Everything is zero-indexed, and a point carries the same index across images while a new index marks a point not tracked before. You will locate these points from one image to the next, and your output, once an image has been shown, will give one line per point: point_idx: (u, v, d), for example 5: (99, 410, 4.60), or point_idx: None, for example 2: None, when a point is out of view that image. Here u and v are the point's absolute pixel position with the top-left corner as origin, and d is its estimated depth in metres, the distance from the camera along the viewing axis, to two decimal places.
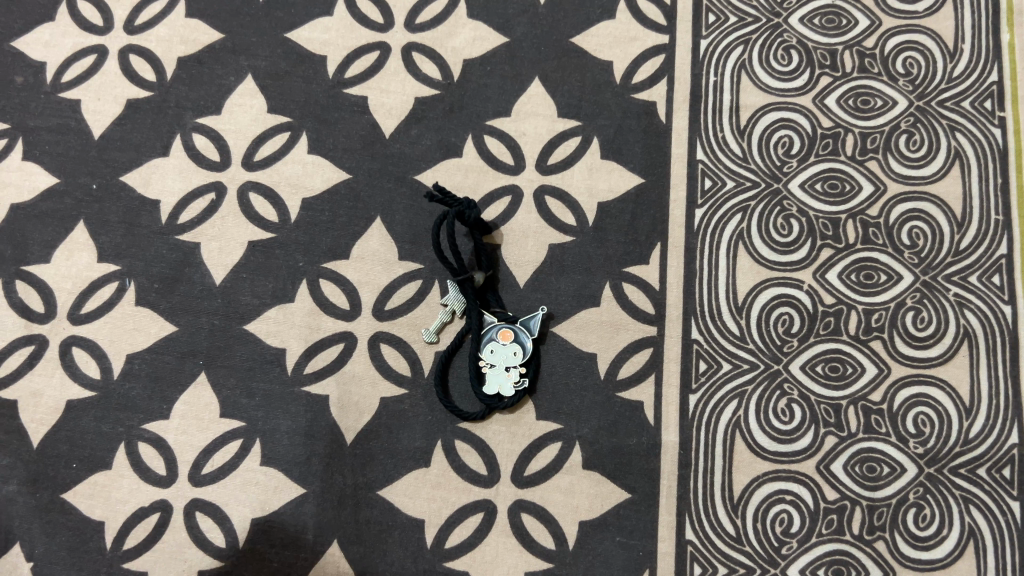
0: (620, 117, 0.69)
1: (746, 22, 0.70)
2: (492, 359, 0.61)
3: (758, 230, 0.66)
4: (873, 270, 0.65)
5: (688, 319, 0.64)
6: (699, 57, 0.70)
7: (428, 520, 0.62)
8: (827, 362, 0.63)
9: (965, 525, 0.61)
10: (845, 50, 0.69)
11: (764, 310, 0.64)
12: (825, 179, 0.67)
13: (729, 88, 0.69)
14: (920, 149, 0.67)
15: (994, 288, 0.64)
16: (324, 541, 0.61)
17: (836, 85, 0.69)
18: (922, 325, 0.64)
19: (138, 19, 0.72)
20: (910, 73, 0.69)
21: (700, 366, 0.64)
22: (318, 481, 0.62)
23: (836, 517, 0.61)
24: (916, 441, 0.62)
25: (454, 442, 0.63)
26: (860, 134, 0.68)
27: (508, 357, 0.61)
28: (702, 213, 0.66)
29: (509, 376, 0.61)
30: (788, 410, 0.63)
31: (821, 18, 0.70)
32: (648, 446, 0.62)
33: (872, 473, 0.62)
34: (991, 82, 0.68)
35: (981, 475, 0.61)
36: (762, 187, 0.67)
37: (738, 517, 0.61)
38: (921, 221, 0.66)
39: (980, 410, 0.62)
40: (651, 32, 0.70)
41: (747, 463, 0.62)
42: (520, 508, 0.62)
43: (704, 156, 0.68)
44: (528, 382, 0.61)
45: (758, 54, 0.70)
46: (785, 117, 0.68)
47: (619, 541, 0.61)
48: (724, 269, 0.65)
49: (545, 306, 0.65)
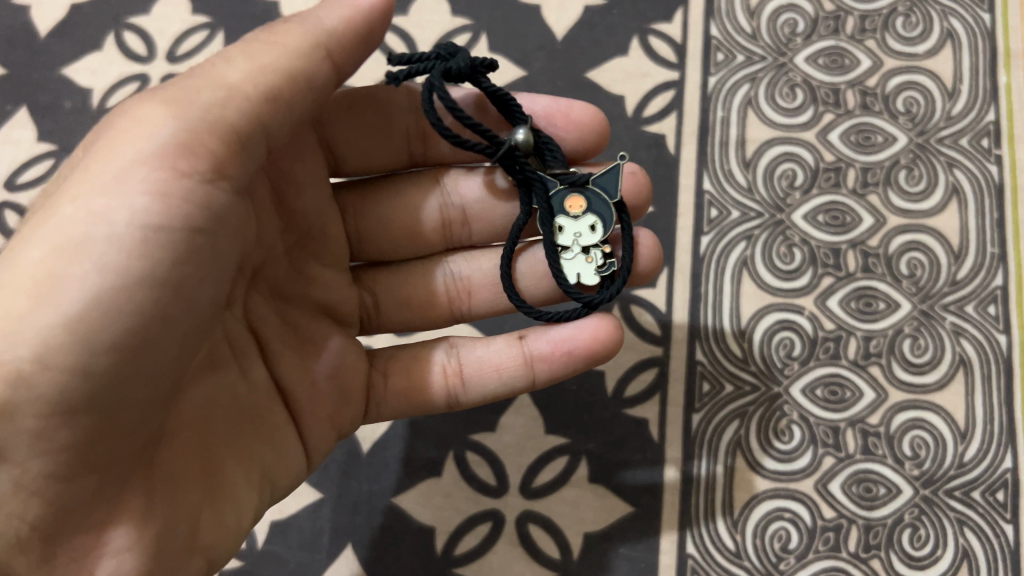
0: (632, 147, 0.72)
1: (753, 60, 0.74)
2: (568, 242, 0.52)
3: (762, 258, 0.69)
4: (873, 298, 0.68)
5: (693, 341, 0.67)
6: (708, 93, 0.73)
7: (438, 528, 0.64)
8: (827, 386, 0.66)
9: (960, 546, 0.62)
10: (848, 89, 0.73)
11: (766, 334, 0.67)
12: (827, 211, 0.70)
13: (736, 122, 0.72)
14: (920, 183, 0.70)
15: (990, 317, 0.67)
16: (340, 543, 0.64)
17: (839, 122, 0.72)
18: (919, 352, 0.66)
19: (179, 50, 0.77)
20: (910, 112, 0.72)
21: (704, 387, 0.66)
22: (335, 486, 0.65)
23: (833, 534, 0.63)
24: (913, 463, 0.64)
25: (465, 453, 0.66)
26: (861, 168, 0.71)
27: (592, 221, 0.52)
28: (708, 240, 0.69)
29: (591, 262, 0.52)
30: (788, 430, 0.65)
31: (826, 58, 0.74)
32: (653, 461, 0.65)
33: (869, 493, 0.63)
34: (988, 121, 0.71)
35: (975, 498, 0.63)
36: (766, 217, 0.70)
37: (738, 533, 0.63)
38: (920, 252, 0.68)
39: (975, 435, 0.64)
40: (662, 68, 0.75)
41: (748, 480, 0.64)
42: (528, 518, 0.64)
43: (711, 186, 0.71)
44: (616, 267, 0.51)
45: (765, 91, 0.73)
46: (789, 151, 0.71)
47: (623, 552, 0.63)
48: (729, 294, 0.68)
49: (589, 272, 0.52)
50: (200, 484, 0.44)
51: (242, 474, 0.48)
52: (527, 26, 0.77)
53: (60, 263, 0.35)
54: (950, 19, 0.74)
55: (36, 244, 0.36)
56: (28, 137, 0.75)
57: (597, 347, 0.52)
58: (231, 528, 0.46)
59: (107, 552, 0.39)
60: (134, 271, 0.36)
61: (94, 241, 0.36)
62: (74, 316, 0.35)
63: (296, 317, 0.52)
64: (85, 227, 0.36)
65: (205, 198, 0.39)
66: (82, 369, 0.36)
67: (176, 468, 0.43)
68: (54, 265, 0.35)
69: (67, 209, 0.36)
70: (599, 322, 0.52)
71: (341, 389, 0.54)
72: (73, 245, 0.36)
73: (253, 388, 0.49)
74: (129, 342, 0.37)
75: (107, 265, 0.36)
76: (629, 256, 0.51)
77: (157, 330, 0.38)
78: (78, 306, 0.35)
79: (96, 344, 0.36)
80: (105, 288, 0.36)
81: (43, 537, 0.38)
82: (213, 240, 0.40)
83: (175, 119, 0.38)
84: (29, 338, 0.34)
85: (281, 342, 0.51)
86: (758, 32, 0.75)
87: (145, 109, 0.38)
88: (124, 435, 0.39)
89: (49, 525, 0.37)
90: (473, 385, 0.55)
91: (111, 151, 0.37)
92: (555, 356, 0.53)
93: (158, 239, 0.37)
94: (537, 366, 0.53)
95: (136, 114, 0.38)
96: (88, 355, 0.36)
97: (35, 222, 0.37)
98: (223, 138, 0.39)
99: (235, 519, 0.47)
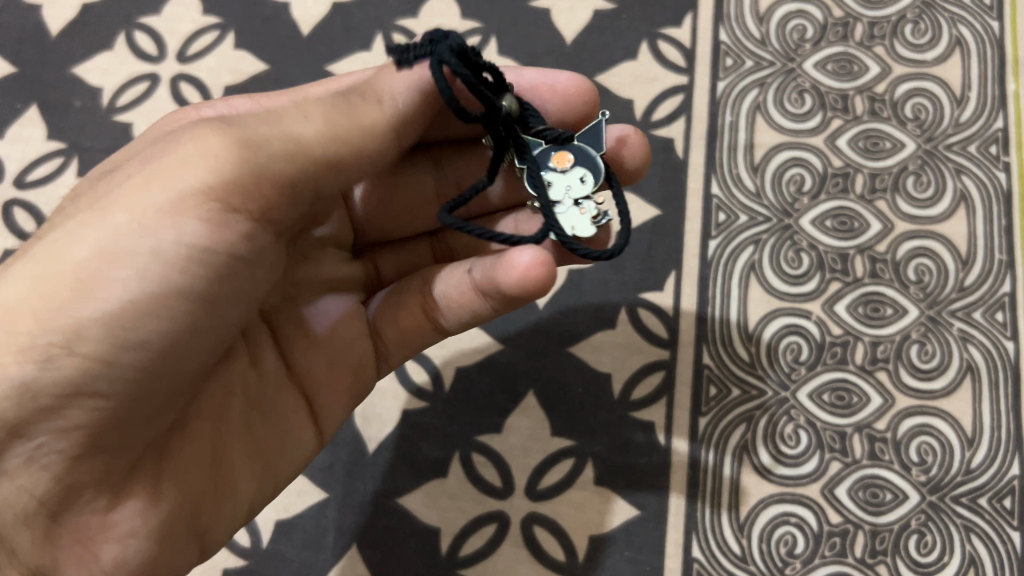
0: None
1: (762, 66, 0.74)
2: (557, 198, 0.46)
3: (770, 262, 0.69)
4: (880, 303, 0.68)
5: (699, 345, 0.67)
6: (716, 98, 0.74)
7: (443, 529, 0.64)
8: (834, 391, 0.66)
9: (966, 552, 0.62)
10: (857, 94, 0.73)
11: (773, 339, 0.67)
12: (835, 216, 0.70)
13: (744, 127, 0.72)
14: (928, 189, 0.70)
15: (998, 324, 0.67)
16: (344, 543, 0.64)
17: (847, 127, 0.72)
18: (927, 358, 0.66)
19: (189, 51, 0.78)
20: (918, 118, 0.72)
21: (711, 391, 0.66)
22: (340, 486, 0.65)
23: (839, 540, 0.63)
24: (920, 469, 0.64)
25: (471, 455, 0.66)
26: (869, 174, 0.71)
27: (582, 172, 0.46)
28: (715, 244, 0.69)
29: (585, 213, 0.46)
30: (795, 435, 0.65)
31: (834, 64, 0.74)
32: (658, 464, 0.65)
33: (876, 499, 0.63)
34: (996, 129, 0.71)
35: (982, 505, 0.63)
36: (774, 222, 0.70)
37: (744, 538, 0.63)
38: (928, 258, 0.68)
39: (982, 441, 0.64)
40: (671, 72, 0.75)
41: (754, 485, 0.64)
42: (533, 520, 0.64)
43: (719, 190, 0.71)
44: (613, 215, 0.46)
45: (774, 96, 0.73)
46: (798, 157, 0.71)
47: (627, 555, 0.63)
48: (736, 298, 0.68)
49: (587, 223, 0.46)
50: (204, 473, 0.46)
51: (247, 465, 0.49)
52: (536, 29, 0.77)
53: (105, 266, 0.37)
54: (959, 26, 0.74)
55: (82, 244, 0.37)
56: (37, 135, 0.76)
57: (518, 287, 0.45)
58: (225, 516, 0.48)
59: (112, 535, 0.41)
60: (171, 283, 0.38)
61: (138, 254, 0.37)
62: (111, 315, 0.37)
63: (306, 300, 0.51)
64: (132, 240, 0.37)
65: (249, 232, 0.40)
66: (107, 360, 0.37)
67: (183, 458, 0.44)
68: (92, 271, 0.37)
69: (121, 216, 0.37)
70: (521, 257, 0.45)
71: (353, 368, 0.54)
72: (117, 250, 0.37)
73: (265, 376, 0.50)
74: (156, 344, 0.38)
75: (146, 275, 0.37)
76: (623, 193, 0.46)
77: (184, 340, 0.40)
78: (115, 309, 0.37)
79: (125, 344, 0.37)
80: (141, 298, 0.37)
81: (49, 513, 0.39)
82: (250, 265, 0.41)
83: (233, 158, 0.38)
84: (65, 328, 0.36)
85: (297, 324, 0.51)
86: (767, 37, 0.75)
87: (208, 143, 0.38)
88: (138, 424, 0.40)
89: (55, 503, 0.38)
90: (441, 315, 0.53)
91: (174, 171, 0.37)
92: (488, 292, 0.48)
93: (202, 261, 0.38)
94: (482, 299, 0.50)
95: (206, 138, 0.38)
96: (115, 351, 0.37)
97: (85, 220, 0.38)
98: (277, 183, 0.39)
99: (233, 507, 0.49)
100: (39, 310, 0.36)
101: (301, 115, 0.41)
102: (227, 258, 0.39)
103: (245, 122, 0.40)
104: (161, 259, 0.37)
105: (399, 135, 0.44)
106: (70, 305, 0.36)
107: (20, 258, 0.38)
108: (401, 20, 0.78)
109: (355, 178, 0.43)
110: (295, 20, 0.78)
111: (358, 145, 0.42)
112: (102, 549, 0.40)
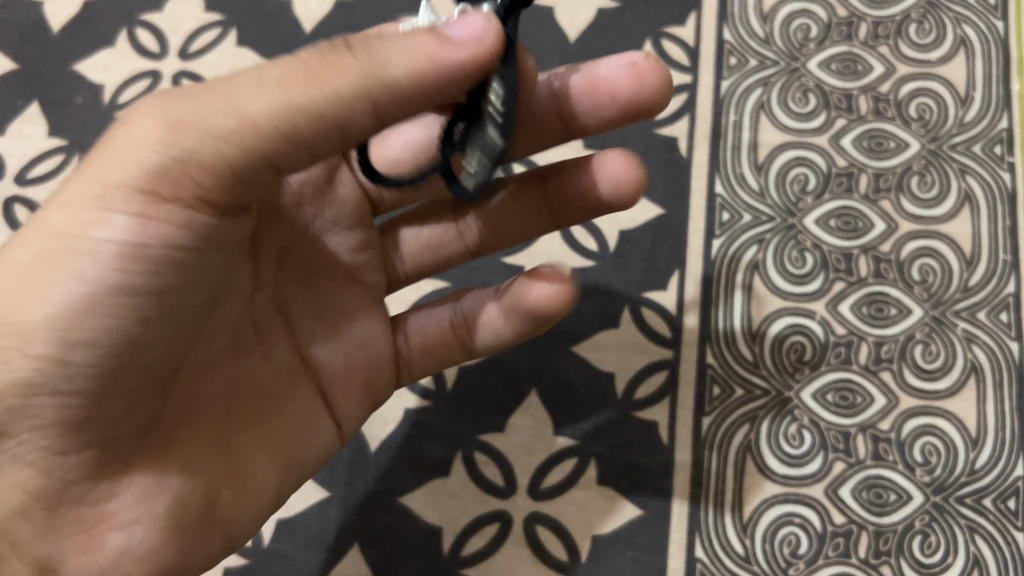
0: (643, 150, 0.72)
1: (766, 65, 0.74)
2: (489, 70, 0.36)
3: (774, 262, 0.68)
4: (884, 303, 0.67)
5: (703, 344, 0.67)
6: (720, 97, 0.73)
7: (446, 528, 0.64)
8: (837, 392, 0.66)
9: (970, 553, 0.62)
10: (861, 94, 0.73)
11: (777, 339, 0.67)
12: (839, 216, 0.70)
13: (748, 126, 0.72)
14: (932, 189, 0.70)
15: (1002, 325, 0.66)
16: (346, 543, 0.64)
17: (851, 127, 0.72)
18: (931, 358, 0.66)
19: (191, 48, 0.78)
20: (923, 118, 0.72)
21: (714, 390, 0.66)
22: (342, 485, 0.65)
23: (843, 540, 0.62)
24: (924, 469, 0.63)
25: (473, 454, 0.65)
26: (874, 174, 0.70)
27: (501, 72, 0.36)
28: (719, 243, 0.69)
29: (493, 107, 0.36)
30: (798, 435, 0.64)
31: (838, 63, 0.74)
32: (662, 464, 0.64)
33: (880, 499, 0.63)
34: (1000, 129, 0.71)
35: (987, 505, 0.63)
36: (778, 221, 0.69)
37: (748, 538, 0.63)
38: (932, 258, 0.68)
39: (986, 442, 0.64)
40: (674, 71, 0.75)
41: (757, 485, 0.64)
42: (536, 519, 0.64)
43: (722, 189, 0.71)
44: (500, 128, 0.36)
45: (778, 96, 0.73)
46: (801, 156, 0.71)
47: (631, 556, 0.63)
48: (740, 297, 0.68)
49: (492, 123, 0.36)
50: (209, 457, 0.45)
51: (261, 455, 0.48)
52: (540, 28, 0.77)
53: (44, 266, 0.36)
54: (963, 26, 0.74)
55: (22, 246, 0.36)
56: (38, 132, 0.75)
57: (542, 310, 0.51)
58: (248, 505, 0.48)
59: (115, 524, 0.41)
60: (108, 280, 0.36)
61: (77, 253, 0.35)
62: (56, 316, 0.36)
63: (325, 285, 0.51)
64: (69, 239, 0.35)
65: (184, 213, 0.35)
66: (60, 360, 0.37)
67: (185, 449, 0.44)
68: (38, 271, 0.36)
69: (57, 216, 0.35)
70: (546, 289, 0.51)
71: (367, 361, 0.53)
72: (60, 251, 0.35)
73: (268, 363, 0.49)
74: (104, 342, 0.37)
75: (85, 275, 0.36)
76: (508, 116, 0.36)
77: (138, 334, 0.38)
78: (59, 307, 0.36)
79: (74, 344, 0.36)
80: (81, 298, 0.36)
81: (47, 506, 0.40)
82: (201, 242, 0.37)
83: (159, 144, 0.33)
84: (14, 332, 0.36)
85: (300, 314, 0.50)
86: (771, 36, 0.75)
87: (132, 129, 0.33)
88: (119, 417, 0.40)
89: (49, 496, 0.39)
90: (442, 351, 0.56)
91: (100, 164, 0.34)
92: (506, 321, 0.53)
93: (142, 252, 0.36)
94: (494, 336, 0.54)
95: (127, 124, 0.34)
96: (66, 350, 0.36)
97: (31, 219, 0.37)
98: (210, 169, 0.34)
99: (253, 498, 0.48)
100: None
101: (249, 96, 0.33)
102: (167, 249, 0.36)
103: (178, 93, 0.34)
104: (93, 258, 0.35)
105: (382, 111, 0.34)
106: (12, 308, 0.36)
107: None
108: (404, 17, 0.77)
109: (325, 146, 0.35)
110: (298, 17, 0.78)
111: (320, 110, 0.33)
112: (105, 539, 0.41)
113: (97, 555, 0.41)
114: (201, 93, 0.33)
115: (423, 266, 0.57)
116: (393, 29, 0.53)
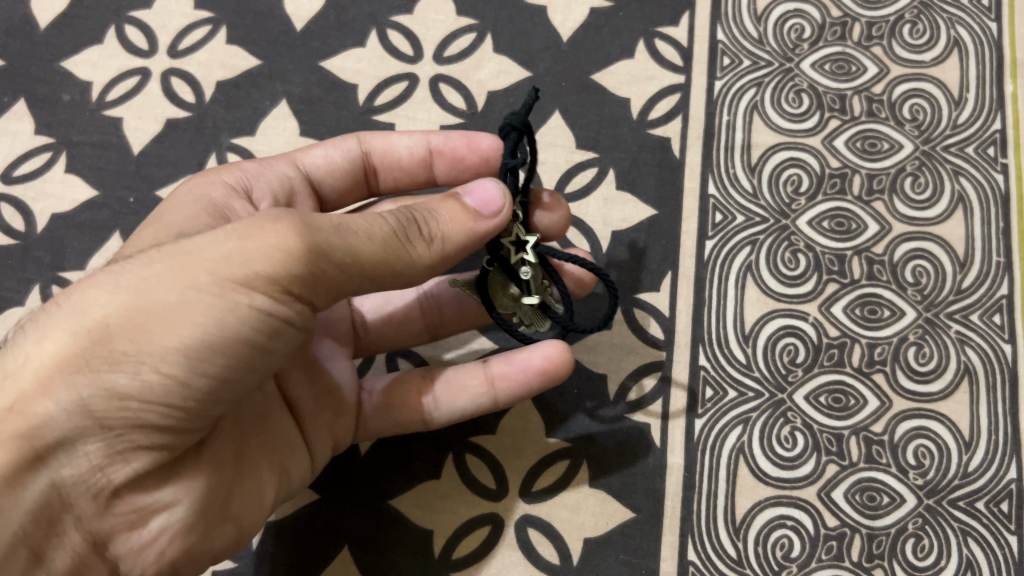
0: (636, 151, 0.72)
1: (759, 66, 0.73)
2: None
3: (766, 263, 0.68)
4: (877, 305, 0.67)
5: (696, 346, 0.67)
6: (713, 97, 0.73)
7: (436, 531, 0.63)
8: (830, 394, 0.65)
9: (963, 556, 0.61)
10: (854, 95, 0.73)
11: (770, 340, 0.66)
12: (832, 217, 0.69)
13: (741, 127, 0.72)
14: (925, 191, 0.70)
15: (995, 326, 0.66)
16: (336, 545, 0.63)
17: (844, 128, 0.72)
18: (924, 360, 0.66)
19: (181, 45, 0.77)
20: (916, 119, 0.72)
21: (707, 392, 0.65)
22: (332, 486, 0.64)
23: (836, 544, 0.62)
24: (917, 472, 0.63)
25: (465, 456, 0.65)
26: (867, 175, 0.70)
27: None
28: (712, 244, 0.69)
29: None
30: (791, 437, 0.64)
31: (832, 64, 0.73)
32: (655, 466, 0.64)
33: (873, 502, 0.63)
34: (994, 130, 0.71)
35: (980, 508, 0.62)
36: (772, 222, 0.69)
37: (740, 541, 0.62)
38: (925, 259, 0.68)
39: (979, 444, 0.64)
40: (668, 71, 0.74)
41: (750, 488, 0.63)
42: (527, 522, 0.63)
43: (716, 190, 0.70)
44: None
45: (770, 96, 0.73)
46: (795, 157, 0.71)
47: (623, 559, 0.62)
48: (733, 299, 0.68)
49: None
50: (230, 466, 0.50)
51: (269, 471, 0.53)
52: (532, 26, 0.76)
53: (187, 311, 0.41)
54: (957, 27, 0.74)
55: (168, 288, 0.41)
56: (25, 129, 0.74)
57: (547, 367, 0.57)
58: (256, 506, 0.52)
59: (160, 507, 0.46)
60: (237, 332, 0.42)
61: (211, 307, 0.41)
62: (187, 349, 0.41)
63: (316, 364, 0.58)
64: (208, 295, 0.41)
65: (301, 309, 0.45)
66: (183, 382, 0.42)
67: (214, 451, 0.48)
68: (174, 311, 0.41)
69: (203, 277, 0.41)
70: (550, 351, 0.58)
71: (332, 408, 0.58)
72: (196, 301, 0.41)
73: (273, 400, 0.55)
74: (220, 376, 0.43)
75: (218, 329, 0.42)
76: None
77: (238, 375, 0.44)
78: (192, 345, 0.41)
79: (199, 373, 0.42)
80: (213, 337, 0.41)
81: (114, 489, 0.44)
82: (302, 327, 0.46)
83: (300, 262, 0.42)
84: (152, 354, 0.41)
85: (292, 364, 0.56)
86: (765, 37, 0.74)
87: (279, 241, 0.42)
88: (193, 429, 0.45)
89: (123, 483, 0.44)
90: (444, 404, 0.59)
91: (249, 254, 0.42)
92: (512, 380, 0.58)
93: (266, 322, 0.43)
94: (499, 390, 0.58)
95: (280, 236, 0.42)
96: (189, 375, 0.42)
97: (173, 266, 0.42)
98: (331, 287, 0.44)
99: (259, 500, 0.52)
100: (123, 337, 0.41)
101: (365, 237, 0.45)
102: (281, 322, 0.44)
103: (323, 223, 0.44)
104: (234, 313, 0.42)
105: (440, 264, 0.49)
106: (140, 332, 0.41)
107: (107, 281, 0.42)
108: (396, 17, 0.77)
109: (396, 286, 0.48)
110: (288, 14, 0.78)
111: (407, 263, 0.46)
112: (151, 519, 0.46)
113: (139, 534, 0.46)
114: (330, 231, 0.44)
115: (382, 332, 0.64)
116: (379, 139, 0.62)
